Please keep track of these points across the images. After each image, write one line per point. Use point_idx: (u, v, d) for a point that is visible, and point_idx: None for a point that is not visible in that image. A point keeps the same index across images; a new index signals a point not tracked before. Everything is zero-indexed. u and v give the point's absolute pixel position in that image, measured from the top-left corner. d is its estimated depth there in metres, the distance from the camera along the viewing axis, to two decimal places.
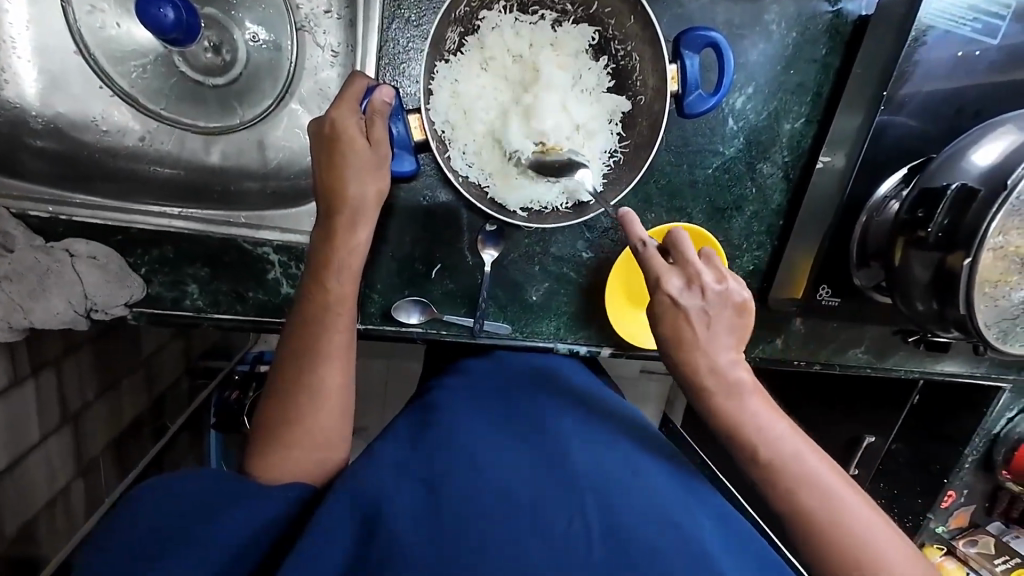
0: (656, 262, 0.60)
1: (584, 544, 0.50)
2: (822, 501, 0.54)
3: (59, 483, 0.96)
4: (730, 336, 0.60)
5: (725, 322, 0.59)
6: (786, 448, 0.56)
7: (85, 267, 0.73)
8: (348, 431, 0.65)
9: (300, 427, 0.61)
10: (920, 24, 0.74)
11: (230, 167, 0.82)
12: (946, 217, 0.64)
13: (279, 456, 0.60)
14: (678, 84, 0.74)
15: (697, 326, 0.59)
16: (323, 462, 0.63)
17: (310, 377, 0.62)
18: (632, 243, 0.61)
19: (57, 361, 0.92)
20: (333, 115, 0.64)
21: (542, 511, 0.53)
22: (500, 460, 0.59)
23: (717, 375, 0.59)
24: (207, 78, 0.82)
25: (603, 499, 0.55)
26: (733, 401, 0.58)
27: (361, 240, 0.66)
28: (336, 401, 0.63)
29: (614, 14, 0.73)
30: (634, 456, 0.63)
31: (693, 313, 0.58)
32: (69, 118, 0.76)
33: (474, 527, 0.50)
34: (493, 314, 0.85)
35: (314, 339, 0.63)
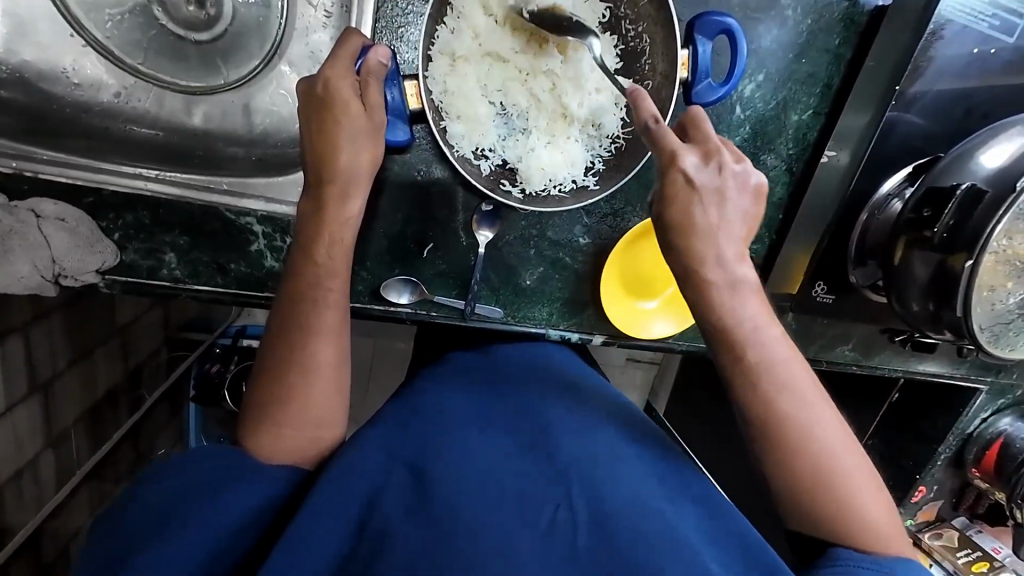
0: (670, 139, 0.52)
1: (571, 535, 0.49)
2: (792, 411, 0.50)
3: (26, 453, 0.93)
4: (742, 224, 0.52)
5: (738, 202, 0.52)
6: (778, 353, 0.51)
7: (52, 230, 0.68)
8: (342, 410, 0.63)
9: (291, 404, 0.58)
10: (938, 17, 0.72)
11: (213, 129, 0.78)
12: (953, 216, 0.63)
13: (272, 434, 0.57)
14: (689, 70, 0.71)
15: (708, 208, 0.51)
16: (317, 441, 0.60)
17: (300, 354, 0.59)
18: (643, 120, 0.52)
19: (26, 327, 0.88)
20: (326, 75, 0.60)
21: (533, 502, 0.52)
22: (488, 451, 0.58)
23: (723, 268, 0.51)
24: (189, 33, 0.76)
25: (592, 485, 0.54)
26: (734, 296, 0.51)
27: (353, 213, 0.62)
28: (328, 378, 0.60)
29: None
30: (623, 443, 0.62)
31: (705, 183, 0.50)
32: (37, 69, 0.70)
33: (460, 509, 0.50)
34: (485, 297, 0.82)
35: (303, 316, 0.60)
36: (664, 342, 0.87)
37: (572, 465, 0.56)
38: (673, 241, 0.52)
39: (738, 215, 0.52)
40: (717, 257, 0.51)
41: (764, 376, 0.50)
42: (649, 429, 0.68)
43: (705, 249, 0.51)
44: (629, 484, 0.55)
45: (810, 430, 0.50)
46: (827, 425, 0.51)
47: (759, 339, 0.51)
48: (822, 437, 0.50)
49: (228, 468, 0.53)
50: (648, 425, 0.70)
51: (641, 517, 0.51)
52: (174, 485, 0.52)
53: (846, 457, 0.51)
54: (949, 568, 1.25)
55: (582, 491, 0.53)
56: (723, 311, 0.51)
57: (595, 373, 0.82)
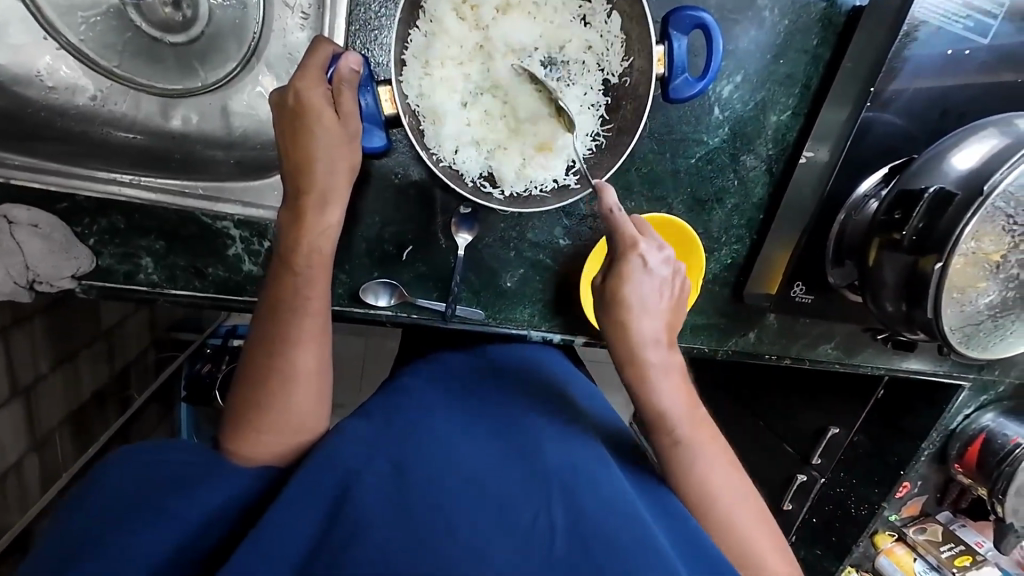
0: (626, 227, 0.61)
1: (545, 542, 0.49)
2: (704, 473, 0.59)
3: (10, 458, 0.93)
4: (665, 313, 0.62)
5: (659, 297, 0.62)
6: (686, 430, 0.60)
7: (25, 236, 0.68)
8: (323, 414, 0.63)
9: (272, 411, 0.59)
10: (914, 18, 0.71)
11: (191, 132, 0.78)
12: (922, 220, 0.64)
13: (251, 439, 0.58)
14: (665, 66, 0.70)
15: (644, 299, 0.61)
16: (294, 446, 0.60)
17: (281, 362, 0.59)
18: (603, 209, 0.62)
19: (6, 331, 0.87)
20: (297, 86, 0.59)
21: (509, 505, 0.52)
22: (465, 455, 0.58)
23: (655, 346, 0.61)
24: (166, 35, 0.76)
25: (568, 490, 0.54)
26: (660, 373, 0.61)
27: (332, 222, 0.62)
28: (309, 385, 0.61)
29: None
30: (601, 452, 0.63)
31: (635, 266, 0.61)
32: (10, 73, 0.70)
33: (432, 511, 0.50)
34: (465, 299, 0.83)
35: (285, 325, 0.60)
36: None
37: (549, 471, 0.56)
38: (608, 311, 0.63)
39: (660, 296, 0.62)
40: (642, 339, 0.61)
41: (679, 446, 0.60)
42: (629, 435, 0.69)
43: (639, 326, 0.61)
44: (603, 487, 0.55)
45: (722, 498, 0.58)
46: (732, 484, 0.59)
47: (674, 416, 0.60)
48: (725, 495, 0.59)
49: (202, 469, 0.53)
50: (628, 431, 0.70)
51: (611, 520, 0.51)
52: (141, 482, 0.51)
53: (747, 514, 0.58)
54: (932, 561, 1.29)
55: (559, 495, 0.54)
56: (652, 395, 0.61)
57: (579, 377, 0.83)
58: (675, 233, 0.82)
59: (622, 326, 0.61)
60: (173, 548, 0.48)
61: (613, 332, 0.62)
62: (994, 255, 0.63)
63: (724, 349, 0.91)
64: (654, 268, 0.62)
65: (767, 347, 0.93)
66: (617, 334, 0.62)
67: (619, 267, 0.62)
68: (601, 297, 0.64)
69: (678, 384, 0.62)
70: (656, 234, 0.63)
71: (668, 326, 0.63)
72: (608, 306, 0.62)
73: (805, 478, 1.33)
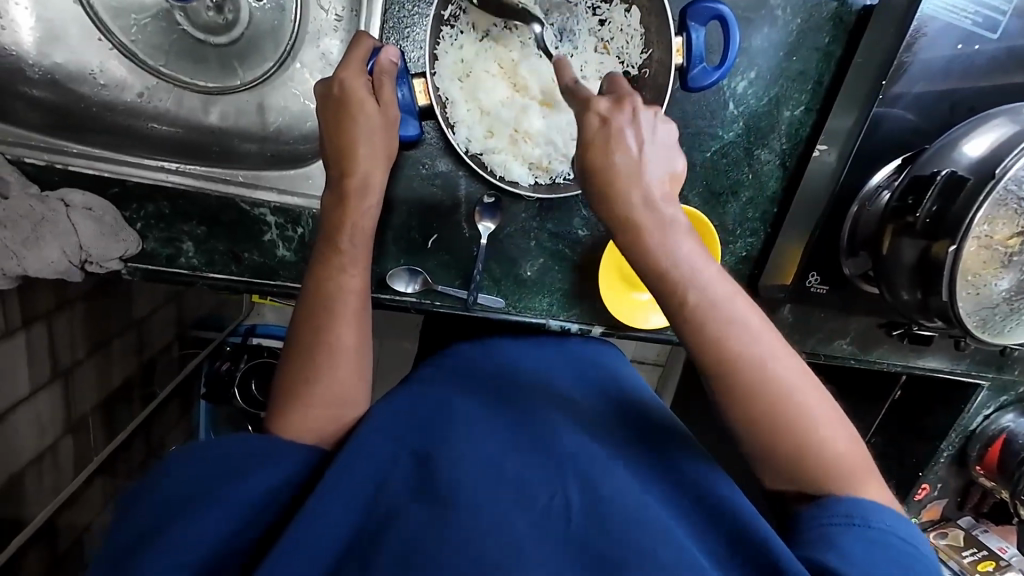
0: (594, 106, 0.53)
1: (562, 518, 0.52)
2: (726, 331, 0.50)
3: (47, 439, 0.96)
4: (663, 170, 0.53)
5: (655, 151, 0.53)
6: (733, 308, 0.50)
7: (80, 218, 0.71)
8: (364, 388, 0.66)
9: (318, 382, 0.62)
10: (921, 16, 0.74)
11: (229, 127, 0.82)
12: (935, 202, 0.65)
13: (299, 412, 0.61)
14: (683, 56, 0.74)
15: (628, 152, 0.51)
16: (339, 419, 0.64)
17: (326, 337, 0.63)
18: (564, 82, 0.59)
19: (49, 315, 0.91)
20: (342, 76, 0.63)
21: (528, 487, 0.55)
22: (486, 440, 0.61)
23: (651, 209, 0.51)
24: (209, 37, 0.81)
25: (583, 474, 0.57)
26: (693, 278, 0.50)
27: (372, 204, 0.66)
28: (352, 357, 0.64)
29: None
30: (609, 442, 0.64)
31: (603, 130, 0.52)
32: (66, 70, 0.75)
33: (465, 490, 0.53)
34: (487, 288, 0.86)
35: (328, 301, 0.64)
36: (661, 333, 0.90)
37: (568, 455, 0.59)
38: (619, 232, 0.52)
39: (657, 166, 0.52)
40: (642, 202, 0.51)
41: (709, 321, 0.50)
42: (644, 419, 0.69)
43: (643, 222, 0.50)
44: (619, 478, 0.57)
45: (807, 407, 0.50)
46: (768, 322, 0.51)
47: (719, 309, 0.50)
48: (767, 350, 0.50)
49: (254, 450, 0.56)
50: (642, 414, 0.70)
51: (626, 504, 0.53)
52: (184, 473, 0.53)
53: (802, 384, 0.51)
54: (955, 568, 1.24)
55: (574, 480, 0.56)
56: (686, 294, 0.50)
57: (588, 355, 0.84)
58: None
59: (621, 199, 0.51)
60: (237, 517, 0.51)
61: (615, 227, 0.52)
62: (1008, 239, 0.65)
63: None
64: (632, 128, 0.52)
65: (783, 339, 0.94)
66: (624, 226, 0.51)
67: (589, 139, 0.52)
68: (584, 176, 0.53)
69: (698, 252, 0.51)
70: (629, 88, 0.56)
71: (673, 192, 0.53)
72: (596, 183, 0.52)
73: None
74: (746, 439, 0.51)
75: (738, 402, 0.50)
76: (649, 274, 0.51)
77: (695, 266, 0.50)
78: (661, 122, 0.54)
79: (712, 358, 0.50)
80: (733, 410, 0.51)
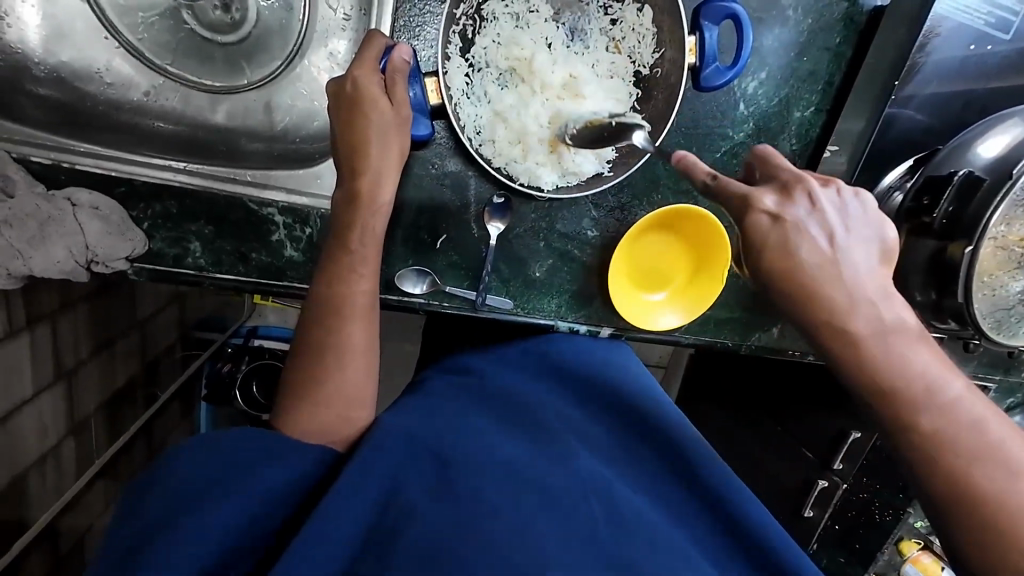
0: (733, 186, 0.54)
1: (588, 528, 0.55)
2: (954, 411, 0.48)
3: (50, 441, 0.95)
4: (873, 255, 0.51)
5: (846, 226, 0.51)
6: (941, 392, 0.48)
7: (86, 217, 0.71)
8: (374, 389, 0.66)
9: (329, 383, 0.61)
10: (935, 16, 0.74)
11: (236, 126, 0.81)
12: (951, 203, 0.65)
13: (308, 413, 0.60)
14: (696, 56, 0.73)
15: (815, 239, 0.50)
16: (349, 421, 0.63)
17: (336, 337, 0.62)
18: (699, 178, 0.56)
19: (52, 315, 0.90)
20: (355, 73, 0.63)
21: (551, 495, 0.57)
22: (503, 448, 0.62)
23: (852, 295, 0.50)
24: (216, 36, 0.80)
25: (602, 489, 0.60)
26: (888, 350, 0.49)
27: (384, 202, 0.65)
28: (363, 358, 0.63)
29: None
30: (621, 461, 0.68)
31: (793, 222, 0.50)
32: (72, 68, 0.74)
33: (485, 497, 0.54)
34: (496, 289, 0.85)
35: (339, 302, 0.63)
36: (670, 334, 0.90)
37: (586, 471, 0.62)
38: (781, 289, 0.51)
39: (864, 263, 0.50)
40: (857, 302, 0.49)
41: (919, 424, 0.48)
42: (649, 427, 0.73)
43: (840, 301, 0.49)
44: (635, 499, 0.61)
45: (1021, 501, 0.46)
46: (996, 419, 0.48)
47: (935, 393, 0.48)
48: (1018, 464, 0.47)
49: (264, 450, 0.55)
50: (653, 421, 0.74)
51: (645, 524, 0.57)
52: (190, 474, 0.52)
53: None
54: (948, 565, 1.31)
55: (596, 496, 0.59)
56: (888, 376, 0.48)
57: (590, 351, 0.85)
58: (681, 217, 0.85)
59: (810, 281, 0.49)
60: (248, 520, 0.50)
61: (803, 307, 0.50)
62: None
63: (746, 345, 0.95)
64: (815, 219, 0.51)
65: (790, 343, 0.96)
66: (814, 310, 0.50)
67: (787, 231, 0.50)
68: (774, 272, 0.51)
69: (917, 340, 0.50)
70: (789, 170, 0.55)
71: (886, 275, 0.52)
72: (776, 281, 0.51)
73: (827, 483, 1.26)
74: (972, 543, 0.47)
75: (942, 496, 0.48)
76: (849, 372, 0.50)
77: (916, 373, 0.49)
78: (870, 205, 0.53)
79: (926, 466, 0.48)
80: (934, 504, 0.48)
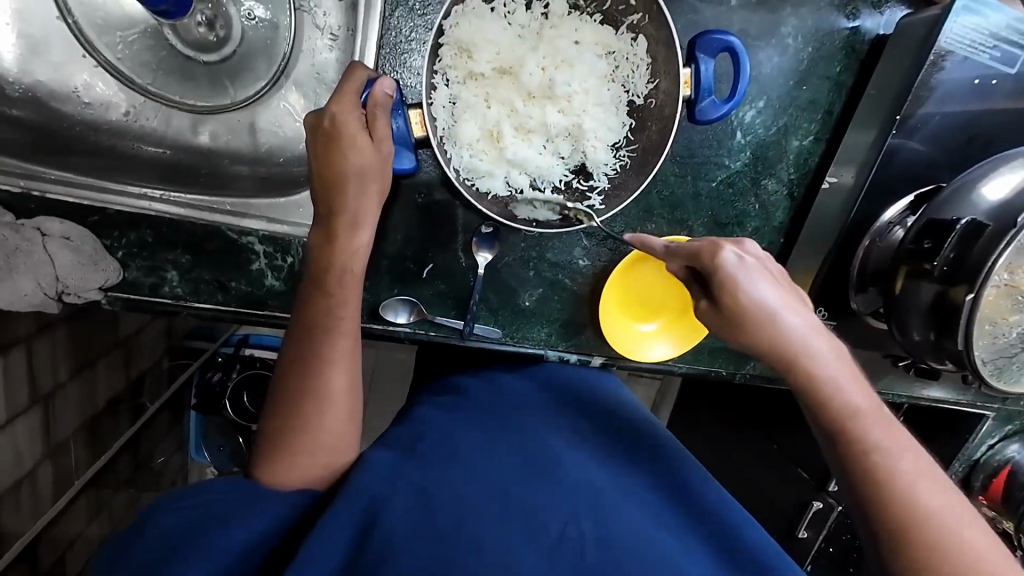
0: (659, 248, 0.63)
1: (575, 547, 0.52)
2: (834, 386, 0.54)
3: (25, 465, 0.92)
4: (744, 251, 0.57)
5: (736, 238, 0.58)
6: (813, 355, 0.54)
7: (57, 248, 0.69)
8: (355, 434, 0.63)
9: (307, 432, 0.59)
10: (940, 47, 0.70)
11: (220, 148, 0.79)
12: (953, 249, 0.63)
13: (286, 464, 0.58)
14: (692, 88, 0.71)
15: (714, 238, 0.56)
16: (331, 466, 0.61)
17: (315, 384, 0.60)
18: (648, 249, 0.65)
19: (29, 339, 0.87)
20: (334, 108, 0.60)
21: (540, 515, 0.55)
22: (493, 469, 0.61)
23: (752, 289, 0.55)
24: (200, 54, 0.78)
25: (595, 505, 0.57)
26: (771, 319, 0.55)
27: (363, 243, 0.63)
28: (342, 405, 0.61)
29: (630, 10, 0.70)
30: (621, 471, 0.65)
31: (702, 246, 0.57)
32: (48, 88, 0.72)
33: (468, 529, 0.52)
34: (484, 318, 0.83)
35: (317, 347, 0.61)
36: (662, 365, 0.87)
37: (575, 484, 0.59)
38: (698, 286, 0.56)
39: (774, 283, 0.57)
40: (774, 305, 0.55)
41: (820, 395, 0.54)
42: (643, 442, 0.72)
43: (729, 280, 0.55)
44: (628, 510, 0.58)
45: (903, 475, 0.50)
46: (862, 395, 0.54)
47: (808, 362, 0.54)
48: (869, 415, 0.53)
49: (244, 497, 0.53)
50: (645, 435, 0.73)
51: (634, 534, 0.54)
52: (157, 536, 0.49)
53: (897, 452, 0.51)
54: None
55: (584, 509, 0.56)
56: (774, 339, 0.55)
57: (583, 378, 0.84)
58: None
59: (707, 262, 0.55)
60: None
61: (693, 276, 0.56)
62: None
63: (741, 373, 0.92)
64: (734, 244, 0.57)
65: None
66: (701, 283, 0.56)
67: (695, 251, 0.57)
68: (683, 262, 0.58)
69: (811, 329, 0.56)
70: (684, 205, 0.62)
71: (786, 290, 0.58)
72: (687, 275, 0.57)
73: (821, 506, 1.23)
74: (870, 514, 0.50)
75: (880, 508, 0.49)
76: (767, 351, 0.55)
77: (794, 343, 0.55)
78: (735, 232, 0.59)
79: (824, 437, 0.53)
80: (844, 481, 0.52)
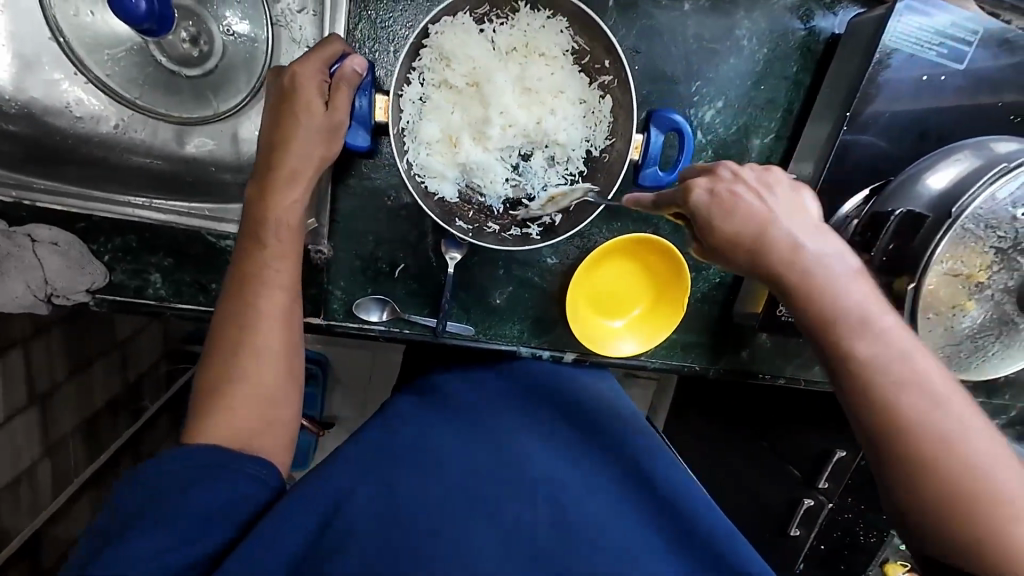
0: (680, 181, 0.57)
1: (527, 538, 0.56)
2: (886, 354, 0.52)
3: (23, 463, 0.97)
4: (795, 211, 0.54)
5: (781, 195, 0.54)
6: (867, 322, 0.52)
7: (46, 253, 0.74)
8: (296, 392, 0.63)
9: (241, 380, 0.59)
10: (885, 46, 0.73)
11: (203, 156, 0.83)
12: (891, 241, 0.66)
13: (218, 411, 0.57)
14: (640, 153, 0.75)
15: (750, 198, 0.53)
16: (270, 418, 0.60)
17: (249, 330, 0.61)
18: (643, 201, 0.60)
19: (26, 341, 0.93)
20: (297, 69, 0.66)
21: (502, 508, 0.58)
22: (459, 462, 0.64)
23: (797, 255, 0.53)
24: (182, 69, 0.83)
25: (552, 498, 0.60)
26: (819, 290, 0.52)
27: (294, 199, 0.66)
28: (279, 355, 0.62)
29: (603, 71, 0.75)
30: (585, 466, 0.68)
31: (726, 195, 0.53)
32: (42, 104, 0.78)
33: (425, 519, 0.56)
34: (456, 315, 0.86)
35: (252, 295, 0.63)
36: (632, 360, 0.89)
37: (537, 480, 0.62)
38: (738, 253, 0.54)
39: (797, 216, 0.53)
40: (797, 239, 0.53)
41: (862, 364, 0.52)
42: (614, 432, 0.73)
43: (773, 241, 0.53)
44: (587, 503, 0.61)
45: (949, 439, 0.50)
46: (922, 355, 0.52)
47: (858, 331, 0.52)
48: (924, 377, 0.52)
49: (205, 465, 0.54)
50: (618, 428, 0.74)
51: (590, 528, 0.58)
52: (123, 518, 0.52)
53: (948, 417, 0.51)
54: None
55: (541, 502, 0.60)
56: (823, 306, 0.52)
57: (564, 372, 0.86)
58: (634, 246, 0.86)
59: (738, 231, 0.53)
60: None
61: (728, 242, 0.54)
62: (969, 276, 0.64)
63: (714, 368, 0.94)
64: (744, 183, 0.54)
65: (761, 365, 0.96)
66: (743, 250, 0.54)
67: (710, 214, 0.54)
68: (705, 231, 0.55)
69: (869, 294, 0.53)
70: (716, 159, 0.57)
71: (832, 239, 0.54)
72: (720, 241, 0.54)
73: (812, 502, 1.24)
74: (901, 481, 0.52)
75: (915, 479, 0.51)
76: (812, 315, 0.53)
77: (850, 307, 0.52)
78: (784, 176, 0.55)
79: (864, 408, 0.52)
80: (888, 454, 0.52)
